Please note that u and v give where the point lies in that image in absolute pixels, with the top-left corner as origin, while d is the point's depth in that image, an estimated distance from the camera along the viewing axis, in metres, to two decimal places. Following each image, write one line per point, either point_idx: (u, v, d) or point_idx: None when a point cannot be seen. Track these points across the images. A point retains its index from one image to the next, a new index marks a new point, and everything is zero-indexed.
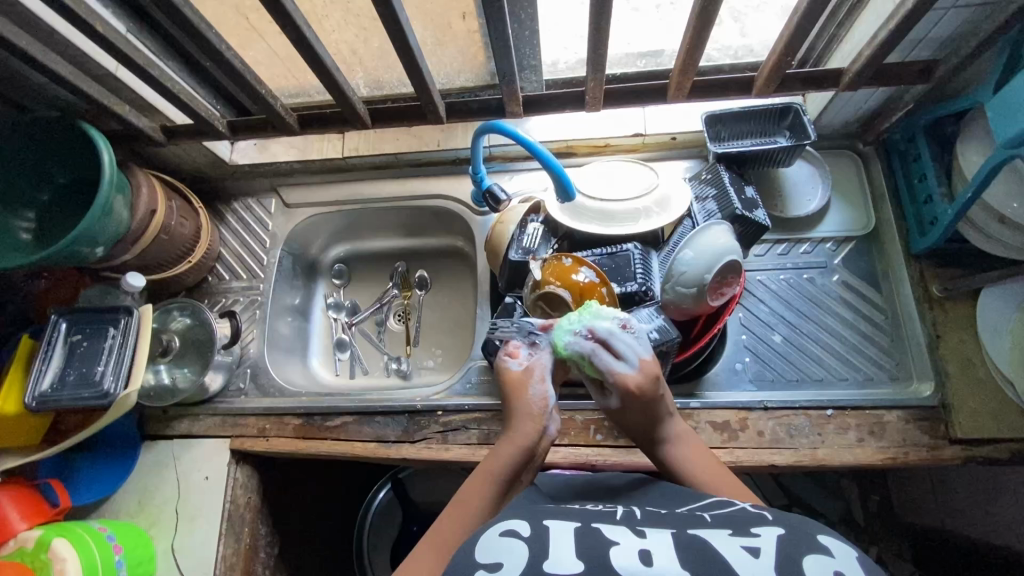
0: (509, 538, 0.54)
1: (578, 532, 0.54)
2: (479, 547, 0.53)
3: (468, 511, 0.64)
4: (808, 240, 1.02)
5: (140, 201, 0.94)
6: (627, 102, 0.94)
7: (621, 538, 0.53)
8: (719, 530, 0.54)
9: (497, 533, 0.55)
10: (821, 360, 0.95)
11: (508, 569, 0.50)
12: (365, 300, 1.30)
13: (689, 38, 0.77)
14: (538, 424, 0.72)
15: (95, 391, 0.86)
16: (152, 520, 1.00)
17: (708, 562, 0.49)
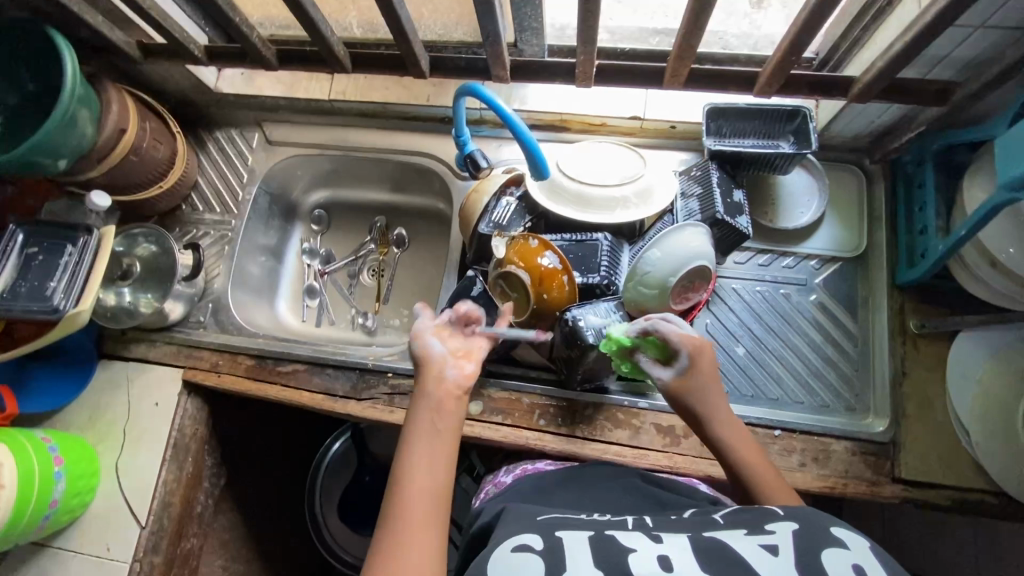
0: (521, 552, 0.52)
1: (593, 542, 0.53)
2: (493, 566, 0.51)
3: (419, 481, 0.58)
4: (793, 254, 0.97)
5: (109, 117, 0.91)
6: (623, 82, 0.89)
7: (637, 544, 0.52)
8: (734, 532, 0.54)
9: (509, 549, 0.52)
10: (779, 380, 0.92)
11: None
12: (341, 250, 1.29)
13: (687, 22, 0.71)
14: (437, 377, 0.66)
15: (44, 305, 0.85)
16: (100, 436, 1.03)
17: (732, 565, 0.49)
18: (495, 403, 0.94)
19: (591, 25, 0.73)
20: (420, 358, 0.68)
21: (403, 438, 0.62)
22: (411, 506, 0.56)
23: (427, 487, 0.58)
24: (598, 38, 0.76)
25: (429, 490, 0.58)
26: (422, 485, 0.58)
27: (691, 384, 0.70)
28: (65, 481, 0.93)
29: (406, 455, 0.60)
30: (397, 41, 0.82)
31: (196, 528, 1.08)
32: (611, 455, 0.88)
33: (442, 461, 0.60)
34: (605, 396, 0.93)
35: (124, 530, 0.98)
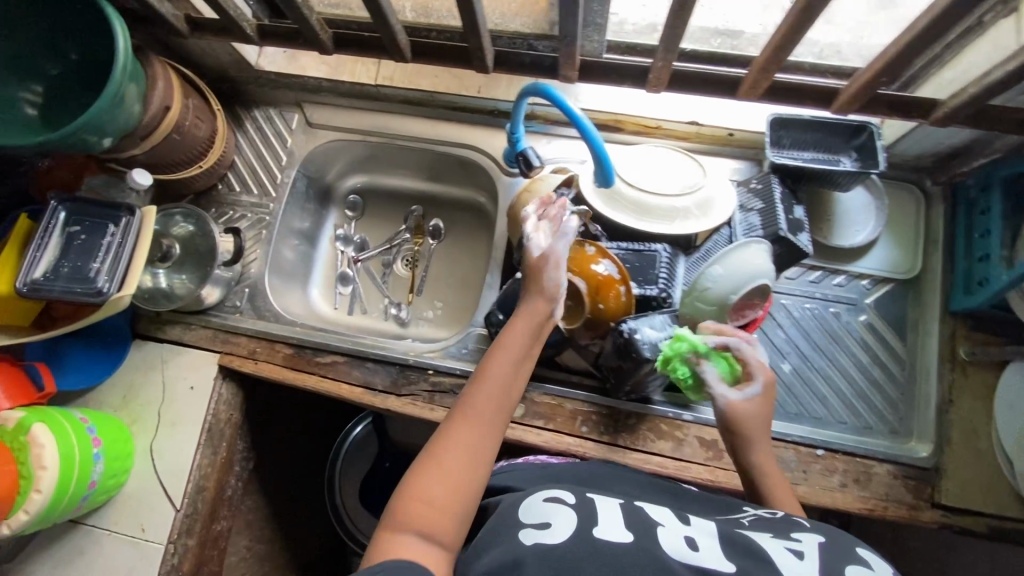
0: (556, 505, 0.59)
1: (626, 513, 0.59)
2: (529, 510, 0.58)
3: (502, 384, 0.64)
4: (845, 272, 0.96)
5: (154, 95, 0.87)
6: (693, 89, 0.86)
7: (666, 521, 0.58)
8: (761, 531, 0.58)
9: (544, 500, 0.60)
10: (824, 399, 0.92)
11: (555, 529, 0.55)
12: (376, 238, 1.27)
13: (779, 35, 0.69)
14: (546, 300, 0.72)
15: (87, 288, 0.83)
16: (135, 416, 1.02)
17: (747, 551, 0.54)
18: (537, 408, 0.93)
19: (677, 30, 0.70)
20: (548, 283, 0.72)
21: (488, 354, 0.67)
22: (478, 412, 0.62)
23: (493, 406, 0.62)
24: (679, 45, 0.74)
25: (493, 408, 0.62)
26: (501, 387, 0.64)
27: (751, 408, 0.71)
28: (103, 462, 0.93)
29: (487, 369, 0.65)
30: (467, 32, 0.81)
31: (227, 511, 1.09)
32: (653, 467, 0.88)
33: (511, 388, 0.65)
34: (649, 406, 0.92)
35: (159, 511, 0.98)
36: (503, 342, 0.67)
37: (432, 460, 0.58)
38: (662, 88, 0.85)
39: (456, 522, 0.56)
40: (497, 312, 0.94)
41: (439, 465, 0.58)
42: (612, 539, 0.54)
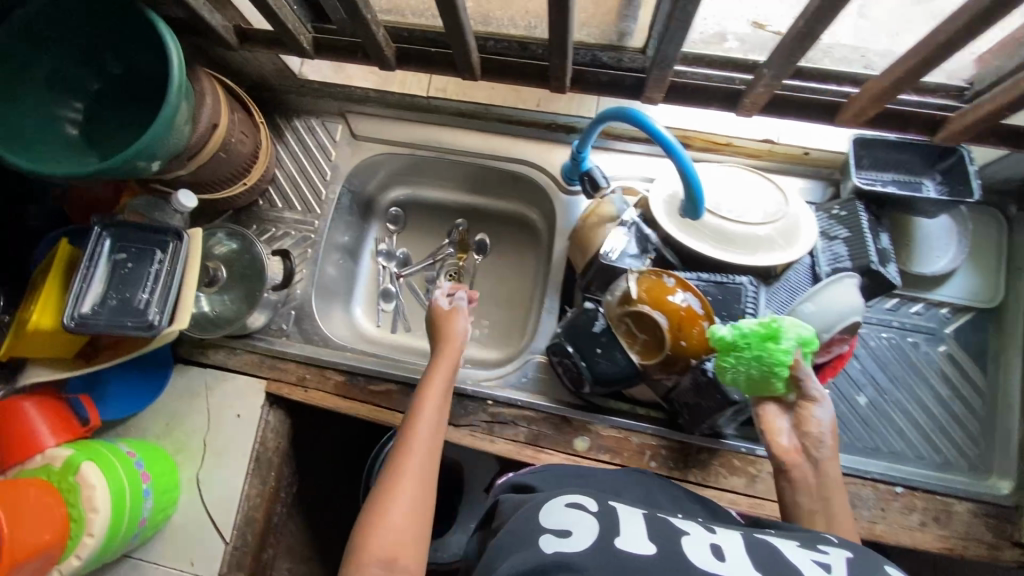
0: (576, 511, 0.54)
1: (647, 520, 0.54)
2: (547, 514, 0.54)
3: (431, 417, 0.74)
4: (923, 300, 0.92)
5: (203, 112, 0.81)
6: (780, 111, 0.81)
7: (691, 530, 0.54)
8: (787, 541, 0.54)
9: (563, 505, 0.55)
10: (901, 433, 0.89)
11: (576, 537, 0.51)
12: (419, 252, 1.22)
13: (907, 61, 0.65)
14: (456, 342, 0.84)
15: (138, 321, 0.78)
16: (180, 445, 0.98)
17: (775, 563, 0.49)
18: (603, 441, 0.90)
19: (785, 55, 0.65)
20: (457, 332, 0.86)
21: (415, 406, 0.76)
22: (417, 445, 0.70)
23: (424, 444, 0.71)
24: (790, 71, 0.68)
25: (427, 446, 0.71)
26: (431, 420, 0.74)
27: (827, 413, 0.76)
28: (152, 498, 0.89)
29: (418, 417, 0.74)
30: (551, 55, 0.79)
31: (273, 538, 1.05)
32: (727, 504, 0.85)
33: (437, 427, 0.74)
34: (721, 441, 0.89)
35: (208, 544, 0.94)
36: (424, 394, 0.77)
37: (385, 503, 0.64)
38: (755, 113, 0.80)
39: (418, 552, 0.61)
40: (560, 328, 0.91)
41: (391, 504, 0.64)
42: (635, 550, 0.49)
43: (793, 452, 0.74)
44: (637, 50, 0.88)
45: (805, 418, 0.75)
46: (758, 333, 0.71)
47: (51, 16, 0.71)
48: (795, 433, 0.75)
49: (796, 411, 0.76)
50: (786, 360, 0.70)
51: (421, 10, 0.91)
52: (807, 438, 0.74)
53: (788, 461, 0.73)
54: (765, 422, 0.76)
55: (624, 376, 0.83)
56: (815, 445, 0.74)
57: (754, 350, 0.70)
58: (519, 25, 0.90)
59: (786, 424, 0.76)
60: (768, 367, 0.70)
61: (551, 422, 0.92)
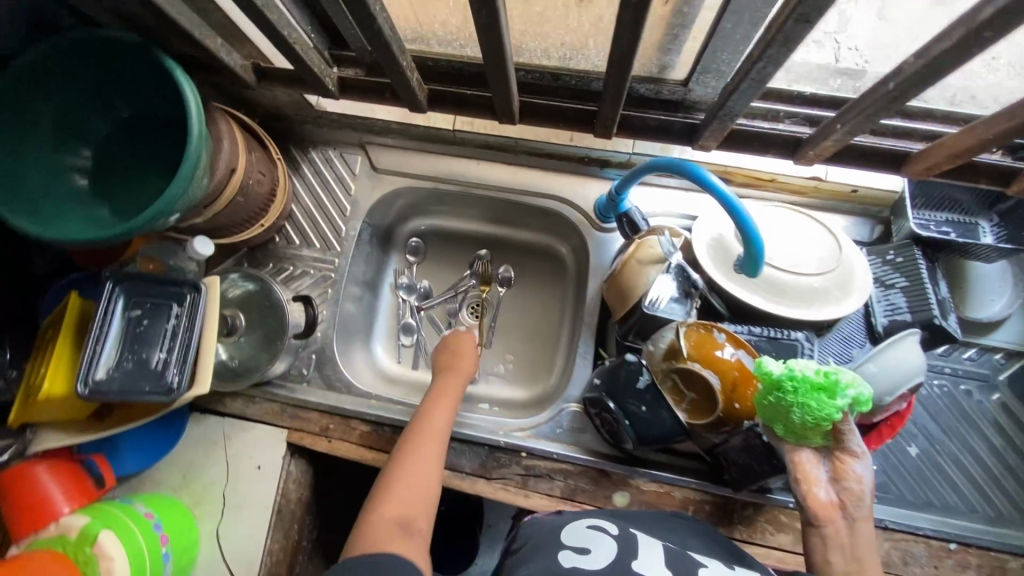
0: (595, 532, 0.69)
1: (668, 554, 0.66)
2: (568, 530, 0.70)
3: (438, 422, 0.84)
4: (976, 345, 0.88)
5: (221, 158, 0.76)
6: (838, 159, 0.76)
7: (704, 564, 0.65)
8: None
9: (584, 526, 0.71)
10: (954, 485, 0.86)
11: (595, 555, 0.65)
12: (440, 284, 1.17)
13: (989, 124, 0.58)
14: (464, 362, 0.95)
15: (156, 385, 0.74)
16: (198, 498, 0.93)
17: None
18: (644, 496, 0.86)
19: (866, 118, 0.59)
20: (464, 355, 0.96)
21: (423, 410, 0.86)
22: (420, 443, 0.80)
23: (437, 433, 0.82)
24: (866, 128, 0.61)
25: (438, 438, 0.82)
26: (438, 424, 0.83)
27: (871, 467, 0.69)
28: (171, 560, 0.84)
29: (424, 420, 0.84)
30: (601, 102, 0.73)
31: None
32: (775, 564, 0.82)
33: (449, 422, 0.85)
34: (767, 496, 0.85)
35: None
36: (438, 392, 0.89)
37: (400, 479, 0.75)
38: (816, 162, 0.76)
39: (424, 520, 0.73)
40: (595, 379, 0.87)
41: (405, 481, 0.75)
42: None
43: (829, 506, 0.67)
44: (678, 83, 0.84)
45: (845, 472, 0.68)
46: (811, 381, 0.63)
47: (56, 61, 0.66)
48: (832, 486, 0.68)
49: (834, 461, 0.68)
50: (833, 415, 0.63)
51: (448, 41, 0.85)
52: (845, 493, 0.68)
53: (822, 517, 0.67)
54: (801, 471, 0.68)
55: (667, 435, 0.79)
56: (853, 502, 0.67)
57: (802, 397, 0.63)
58: (553, 57, 0.85)
59: (822, 475, 0.68)
60: (811, 417, 0.63)
61: (588, 476, 0.88)
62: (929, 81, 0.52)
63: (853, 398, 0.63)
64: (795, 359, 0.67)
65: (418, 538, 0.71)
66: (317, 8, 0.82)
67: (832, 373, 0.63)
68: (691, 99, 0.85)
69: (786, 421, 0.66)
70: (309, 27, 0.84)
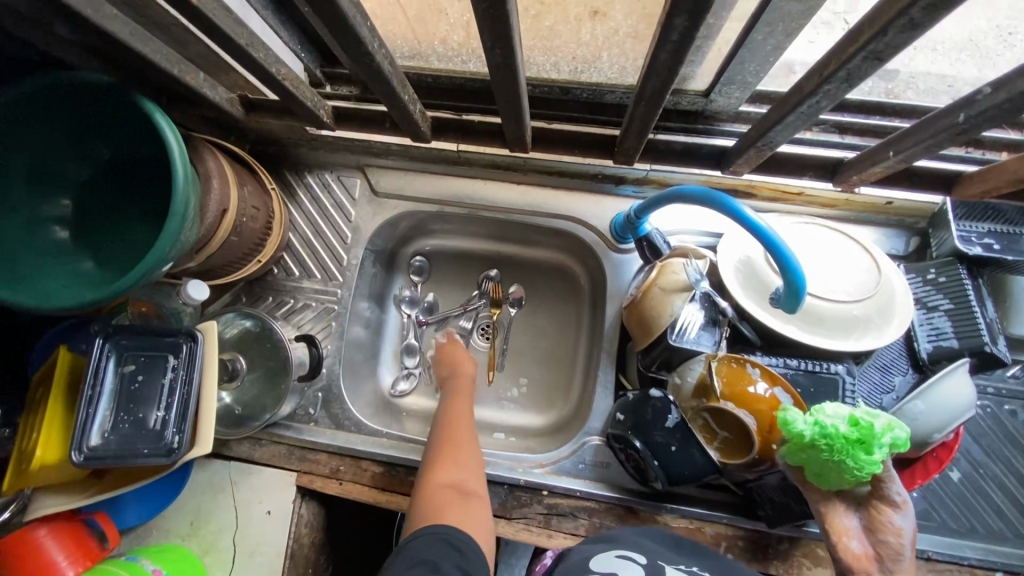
0: (624, 561, 0.64)
1: None
2: (597, 557, 0.66)
3: (456, 414, 0.86)
4: (1020, 363, 0.83)
5: (211, 199, 0.71)
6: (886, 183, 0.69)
7: None
8: None
9: (614, 555, 0.66)
10: (1000, 511, 0.81)
11: None
12: (447, 302, 1.12)
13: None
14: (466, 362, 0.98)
15: (157, 446, 0.69)
16: (206, 547, 0.89)
17: None
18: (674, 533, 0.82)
19: (924, 146, 0.54)
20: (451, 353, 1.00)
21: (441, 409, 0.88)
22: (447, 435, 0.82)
23: (460, 426, 0.83)
24: (926, 155, 0.56)
25: (461, 416, 0.86)
26: (457, 417, 0.85)
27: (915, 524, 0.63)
28: None
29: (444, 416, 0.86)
30: (622, 134, 0.68)
31: None
32: None
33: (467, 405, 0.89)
34: (804, 530, 0.81)
35: None
36: (451, 393, 0.91)
37: (436, 456, 0.78)
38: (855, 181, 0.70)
39: (475, 483, 0.75)
40: (618, 413, 0.81)
41: (443, 454, 0.78)
42: None
43: (864, 559, 0.62)
44: (698, 93, 0.78)
45: (881, 523, 0.62)
46: (849, 437, 0.58)
47: (25, 107, 0.60)
48: (865, 536, 0.63)
49: (868, 513, 0.64)
50: (870, 468, 0.59)
51: (449, 57, 0.78)
52: (881, 546, 0.62)
53: (857, 569, 0.61)
54: (829, 521, 0.64)
55: (698, 473, 0.74)
56: (891, 556, 0.61)
57: (840, 454, 0.58)
58: (563, 70, 0.77)
59: (853, 524, 0.64)
60: (848, 472, 0.59)
61: (613, 513, 0.84)
62: (1008, 111, 0.46)
63: (889, 445, 0.58)
64: (823, 406, 0.61)
65: (476, 500, 0.72)
66: (307, 29, 0.76)
67: (863, 420, 0.58)
68: (711, 109, 0.80)
69: (821, 474, 0.61)
70: (299, 48, 0.77)
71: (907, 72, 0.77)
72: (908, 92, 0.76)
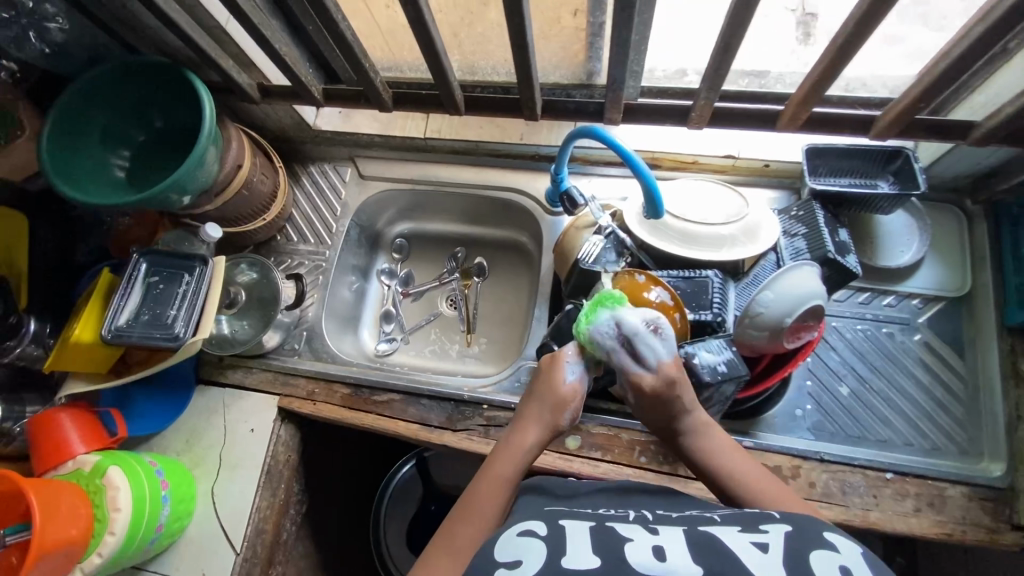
0: (526, 538, 0.59)
1: (594, 532, 0.59)
2: (499, 547, 0.59)
3: (499, 472, 0.72)
4: (893, 292, 0.96)
5: (229, 155, 0.96)
6: (733, 125, 0.88)
7: (634, 535, 0.58)
8: (729, 527, 0.59)
9: (514, 533, 0.60)
10: (887, 421, 0.91)
11: (527, 567, 0.55)
12: (421, 276, 1.31)
13: (823, 65, 0.72)
14: (561, 407, 0.76)
15: (165, 333, 0.88)
16: (197, 460, 1.04)
17: (717, 553, 0.54)
18: (594, 439, 0.94)
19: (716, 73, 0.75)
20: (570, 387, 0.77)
21: (490, 462, 0.74)
22: (475, 512, 0.69)
23: (489, 508, 0.69)
24: (723, 82, 0.78)
25: (499, 487, 0.71)
26: (498, 479, 0.71)
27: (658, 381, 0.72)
28: (169, 505, 0.94)
29: (486, 479, 0.72)
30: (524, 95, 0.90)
31: (282, 557, 1.08)
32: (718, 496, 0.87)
33: (541, 443, 0.75)
34: None
35: (219, 555, 0.98)
36: (510, 446, 0.75)
37: (447, 537, 0.68)
38: (704, 126, 0.89)
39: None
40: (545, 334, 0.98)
41: (450, 539, 0.67)
42: (581, 567, 0.54)
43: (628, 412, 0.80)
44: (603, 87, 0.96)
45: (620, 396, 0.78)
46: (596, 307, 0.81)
47: (110, 77, 0.87)
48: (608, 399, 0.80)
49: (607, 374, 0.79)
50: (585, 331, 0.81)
51: (415, 65, 1.05)
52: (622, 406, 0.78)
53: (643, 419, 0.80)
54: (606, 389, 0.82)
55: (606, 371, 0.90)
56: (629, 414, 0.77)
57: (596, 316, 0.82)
58: (502, 73, 1.03)
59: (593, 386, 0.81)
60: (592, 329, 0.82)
61: None
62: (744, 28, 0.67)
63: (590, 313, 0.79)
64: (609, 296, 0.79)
65: None
66: None
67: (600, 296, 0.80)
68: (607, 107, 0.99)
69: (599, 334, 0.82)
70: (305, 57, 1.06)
71: (775, 73, 0.97)
72: (777, 86, 0.95)
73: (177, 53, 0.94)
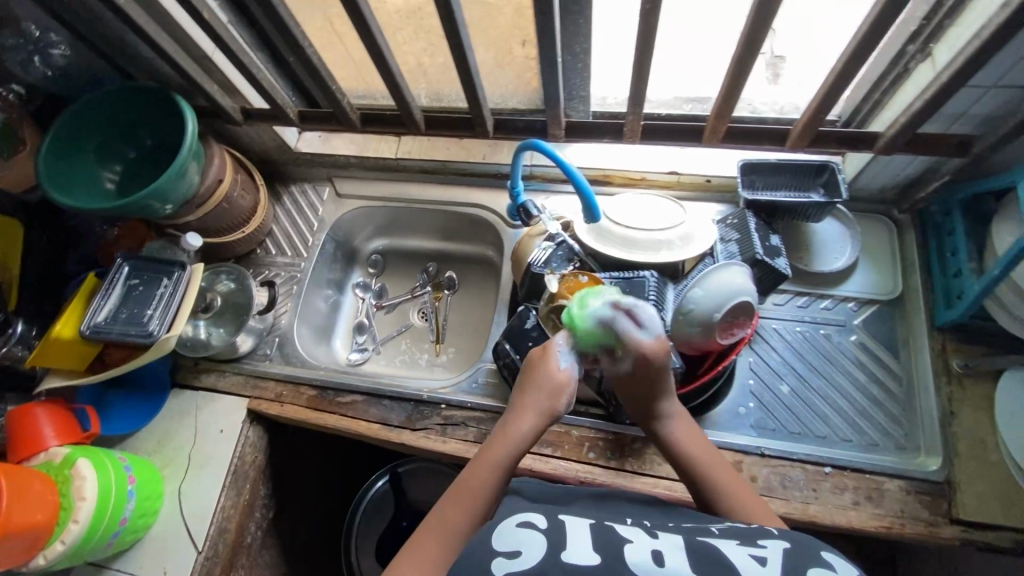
0: (526, 529, 0.59)
1: (594, 531, 0.59)
2: (499, 534, 0.58)
3: (490, 458, 0.74)
4: (829, 295, 1.02)
5: (211, 170, 1.05)
6: (663, 141, 0.98)
7: (634, 537, 0.58)
8: (727, 539, 0.58)
9: (514, 523, 0.59)
10: (826, 418, 0.94)
11: (526, 556, 0.55)
12: (394, 290, 1.38)
13: (727, 82, 0.82)
14: (559, 394, 0.78)
15: (140, 330, 0.94)
16: (167, 460, 1.08)
17: (714, 564, 0.54)
18: (545, 435, 0.98)
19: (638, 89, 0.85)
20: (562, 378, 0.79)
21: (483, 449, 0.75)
22: (463, 496, 0.71)
23: (478, 492, 0.71)
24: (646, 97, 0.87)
25: (490, 472, 0.73)
26: (488, 465, 0.73)
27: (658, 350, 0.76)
28: (135, 500, 0.98)
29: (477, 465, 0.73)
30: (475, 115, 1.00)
31: (245, 561, 1.09)
32: (662, 489, 0.89)
33: (535, 431, 0.76)
34: None
35: (181, 553, 1.00)
36: (502, 433, 0.76)
37: (432, 522, 0.69)
38: (637, 141, 0.98)
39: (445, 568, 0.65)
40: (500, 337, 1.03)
41: (435, 522, 0.69)
42: (579, 562, 0.54)
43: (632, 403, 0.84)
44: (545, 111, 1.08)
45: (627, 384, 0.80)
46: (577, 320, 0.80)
47: (105, 100, 0.97)
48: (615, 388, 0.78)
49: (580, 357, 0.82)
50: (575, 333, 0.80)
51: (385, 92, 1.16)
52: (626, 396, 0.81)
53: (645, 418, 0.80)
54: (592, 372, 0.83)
55: None
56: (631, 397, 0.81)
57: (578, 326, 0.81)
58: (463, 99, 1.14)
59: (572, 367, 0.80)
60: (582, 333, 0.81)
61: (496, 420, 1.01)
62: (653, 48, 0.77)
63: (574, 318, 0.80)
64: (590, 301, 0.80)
65: None
66: None
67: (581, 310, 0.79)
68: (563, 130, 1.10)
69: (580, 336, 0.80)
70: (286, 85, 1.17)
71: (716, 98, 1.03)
72: None
73: (168, 80, 1.04)
